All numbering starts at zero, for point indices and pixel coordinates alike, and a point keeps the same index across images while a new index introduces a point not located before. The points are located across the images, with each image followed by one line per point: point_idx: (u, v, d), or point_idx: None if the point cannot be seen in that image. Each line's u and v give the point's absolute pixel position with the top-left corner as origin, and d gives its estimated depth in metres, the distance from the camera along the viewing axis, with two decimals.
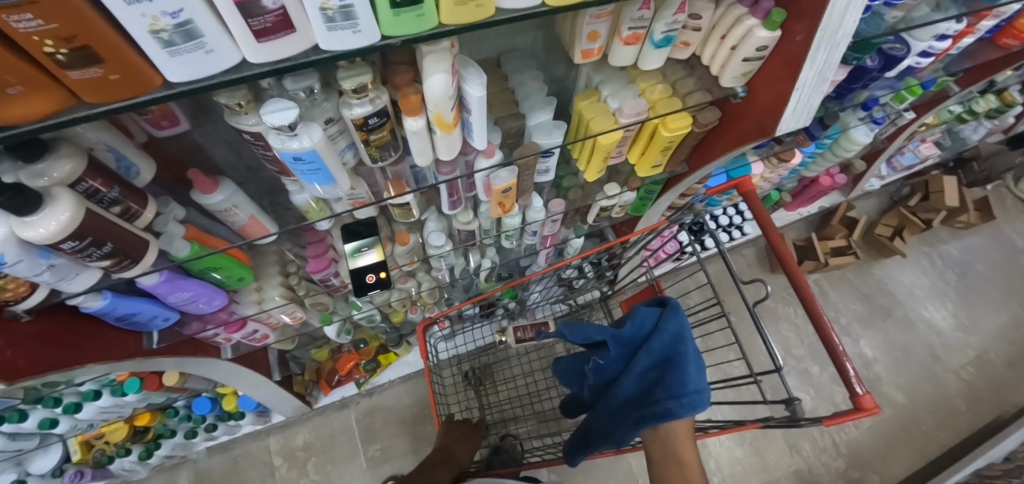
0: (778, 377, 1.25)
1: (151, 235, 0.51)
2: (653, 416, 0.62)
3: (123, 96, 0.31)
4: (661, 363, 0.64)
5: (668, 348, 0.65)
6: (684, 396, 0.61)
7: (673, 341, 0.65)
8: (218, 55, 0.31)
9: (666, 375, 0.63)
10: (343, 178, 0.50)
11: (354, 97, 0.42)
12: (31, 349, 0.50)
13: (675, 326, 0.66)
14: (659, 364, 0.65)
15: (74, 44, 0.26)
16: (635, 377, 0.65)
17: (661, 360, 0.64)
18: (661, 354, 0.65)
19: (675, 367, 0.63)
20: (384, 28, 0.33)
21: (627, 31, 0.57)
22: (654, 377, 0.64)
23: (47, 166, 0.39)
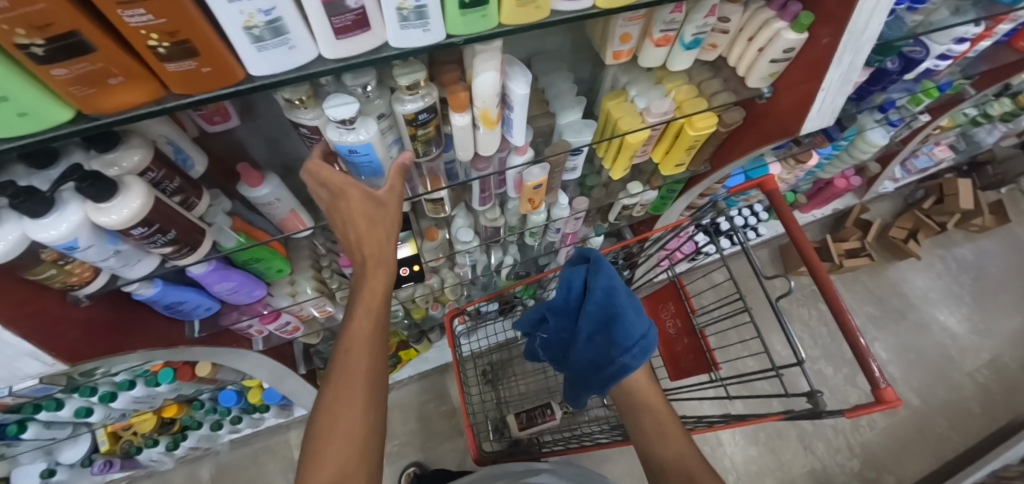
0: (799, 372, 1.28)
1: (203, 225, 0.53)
2: (613, 376, 0.61)
3: (207, 89, 0.34)
4: (603, 324, 0.62)
5: (605, 307, 0.62)
6: (635, 346, 0.60)
7: (607, 297, 0.62)
8: (298, 50, 0.33)
9: (611, 334, 0.61)
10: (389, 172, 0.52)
11: (407, 94, 0.45)
12: (88, 332, 0.53)
13: (605, 281, 0.62)
14: (602, 325, 0.62)
15: (176, 39, 0.28)
16: (584, 345, 0.64)
17: (602, 319, 0.62)
18: (599, 314, 0.62)
19: (617, 322, 0.61)
20: (450, 27, 0.35)
21: (658, 33, 0.59)
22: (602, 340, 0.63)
23: (117, 156, 0.42)
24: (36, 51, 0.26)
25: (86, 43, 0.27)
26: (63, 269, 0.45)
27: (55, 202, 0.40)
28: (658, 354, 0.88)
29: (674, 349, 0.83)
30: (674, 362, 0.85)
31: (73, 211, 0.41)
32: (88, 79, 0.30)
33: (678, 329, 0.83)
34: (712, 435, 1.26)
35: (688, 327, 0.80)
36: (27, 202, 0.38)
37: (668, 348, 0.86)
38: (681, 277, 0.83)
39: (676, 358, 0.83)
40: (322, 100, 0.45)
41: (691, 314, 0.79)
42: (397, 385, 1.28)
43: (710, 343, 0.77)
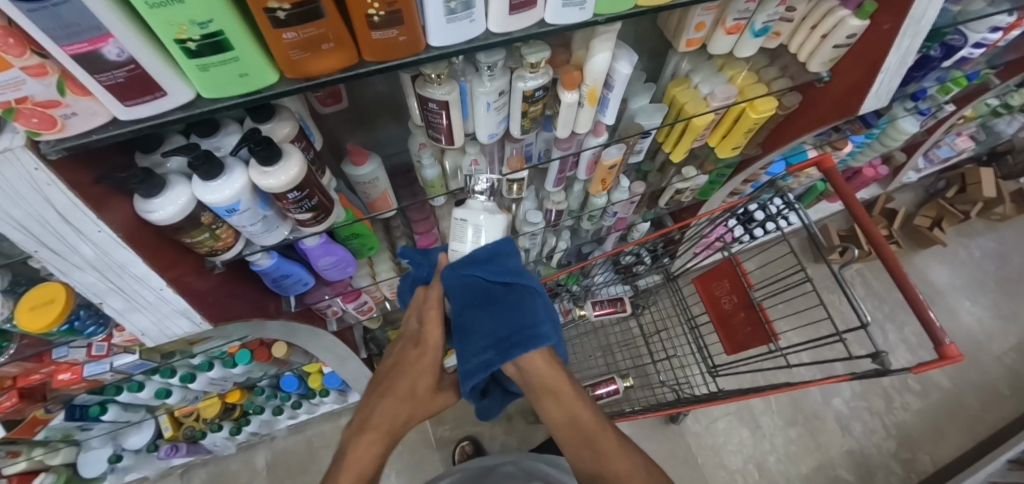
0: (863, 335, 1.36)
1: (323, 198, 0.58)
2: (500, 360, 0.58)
3: (391, 57, 0.38)
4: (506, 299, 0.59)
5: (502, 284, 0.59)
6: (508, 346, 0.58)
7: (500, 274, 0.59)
8: (475, 23, 0.37)
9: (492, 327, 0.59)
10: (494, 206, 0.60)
11: (529, 71, 0.50)
12: (218, 294, 0.58)
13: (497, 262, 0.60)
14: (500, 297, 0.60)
15: (392, 8, 0.33)
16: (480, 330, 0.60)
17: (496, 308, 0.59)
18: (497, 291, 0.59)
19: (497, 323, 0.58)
20: (599, 8, 0.40)
21: (732, 22, 0.64)
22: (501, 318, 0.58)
23: (273, 126, 0.47)
24: (280, 15, 0.30)
25: (319, 10, 0.31)
26: (214, 234, 0.50)
27: (224, 166, 0.45)
28: (714, 330, 0.92)
29: (732, 323, 0.87)
30: (730, 337, 0.89)
31: (238, 176, 0.45)
32: (307, 45, 0.34)
33: (734, 304, 0.87)
34: (751, 418, 1.29)
35: (745, 301, 0.84)
36: (205, 164, 0.43)
37: (724, 323, 0.90)
38: (735, 255, 0.88)
39: (734, 331, 0.88)
40: (453, 77, 0.49)
41: (747, 289, 0.84)
42: None
43: (768, 315, 0.81)
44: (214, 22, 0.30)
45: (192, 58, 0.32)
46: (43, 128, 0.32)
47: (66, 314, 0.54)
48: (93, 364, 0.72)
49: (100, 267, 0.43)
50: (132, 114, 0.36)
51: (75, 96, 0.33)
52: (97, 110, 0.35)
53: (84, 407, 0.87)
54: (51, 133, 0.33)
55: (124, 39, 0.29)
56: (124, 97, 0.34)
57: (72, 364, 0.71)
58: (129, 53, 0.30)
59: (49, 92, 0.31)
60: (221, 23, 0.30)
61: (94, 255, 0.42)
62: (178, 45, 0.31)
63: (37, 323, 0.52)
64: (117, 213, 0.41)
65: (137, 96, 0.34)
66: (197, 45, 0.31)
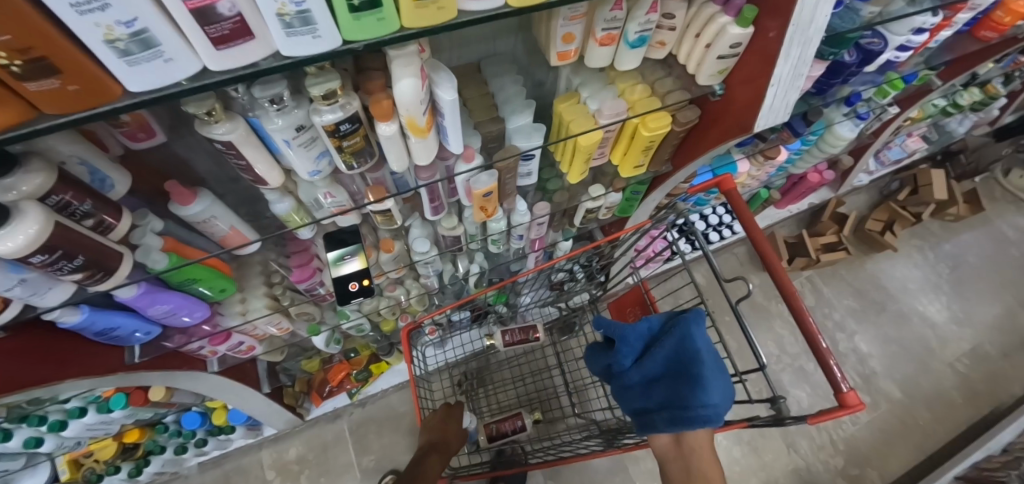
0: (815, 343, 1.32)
1: (126, 248, 0.51)
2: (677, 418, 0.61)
3: (83, 107, 0.31)
4: (664, 405, 0.64)
5: (675, 358, 0.65)
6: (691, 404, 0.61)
7: (691, 361, 0.62)
8: (177, 63, 0.31)
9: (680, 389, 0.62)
10: None
11: (324, 104, 0.42)
12: (13, 359, 0.51)
13: (691, 334, 0.64)
14: (678, 371, 0.63)
15: (29, 56, 0.26)
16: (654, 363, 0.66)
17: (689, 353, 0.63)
18: (690, 362, 0.63)
19: (689, 380, 0.61)
20: (344, 32, 0.33)
21: (601, 32, 0.57)
22: (643, 420, 0.67)
23: (14, 180, 0.39)
24: None
25: None
26: None
27: None
28: None
29: None
30: None
31: None
32: None
33: None
34: None
35: None
36: None
37: None
38: (646, 281, 0.81)
39: None
40: None
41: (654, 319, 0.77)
42: (367, 402, 1.22)
43: None
44: None
45: None
46: None
47: None
48: None
49: None
50: None
51: None
52: None
53: None
54: None
55: None
56: None
57: None
58: None
59: None
60: None
61: None
62: None
63: None
64: None
65: None
66: None
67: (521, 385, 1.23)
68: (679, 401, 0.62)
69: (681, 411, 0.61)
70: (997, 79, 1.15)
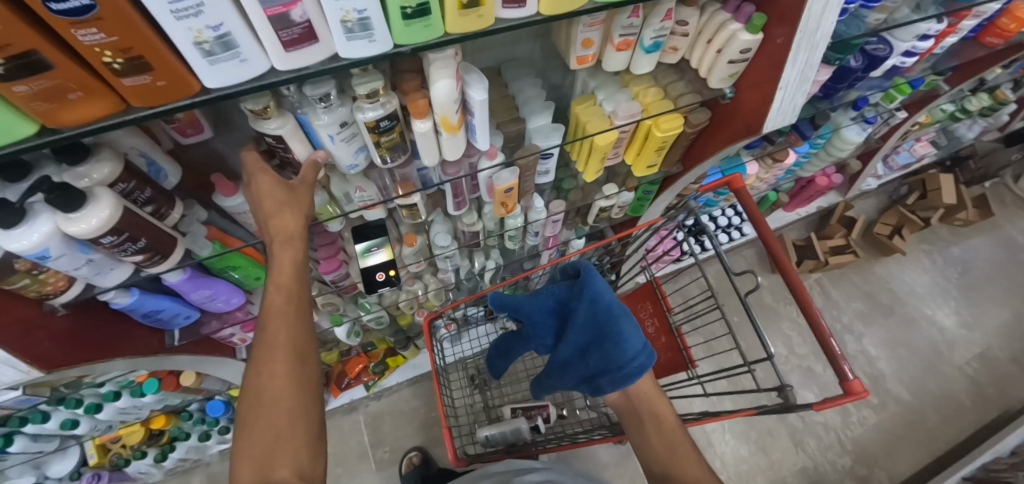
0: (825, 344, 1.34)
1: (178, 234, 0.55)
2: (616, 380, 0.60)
3: (165, 102, 0.35)
4: (603, 373, 0.61)
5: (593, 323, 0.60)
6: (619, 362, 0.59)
7: (607, 311, 0.59)
8: (251, 63, 0.35)
9: (605, 351, 0.59)
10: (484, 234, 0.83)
11: (367, 102, 0.46)
12: (69, 337, 0.55)
13: (597, 295, 0.60)
14: (599, 336, 0.60)
15: (129, 55, 0.30)
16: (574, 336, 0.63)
17: (611, 310, 0.60)
18: (607, 322, 0.59)
19: (610, 340, 0.58)
20: (396, 36, 0.36)
21: (618, 38, 0.61)
22: (591, 385, 0.65)
23: (89, 168, 0.44)
24: None
25: (43, 61, 0.29)
26: (36, 278, 0.47)
27: (27, 213, 0.42)
28: None
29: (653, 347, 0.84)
30: None
31: (44, 222, 0.42)
32: (47, 96, 0.31)
33: (656, 328, 0.84)
34: (702, 435, 1.26)
35: (665, 325, 0.81)
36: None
37: None
38: (658, 277, 0.85)
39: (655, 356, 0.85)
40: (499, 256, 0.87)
41: (667, 313, 0.81)
42: (382, 395, 1.25)
43: (685, 341, 0.79)
44: None
45: None
46: None
47: None
48: None
49: None
50: None
51: None
52: None
53: None
54: None
55: None
56: None
57: None
58: None
59: None
60: None
61: None
62: None
63: None
64: None
65: None
66: None
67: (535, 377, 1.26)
68: (612, 364, 0.59)
69: (614, 373, 0.59)
70: (1005, 85, 1.17)
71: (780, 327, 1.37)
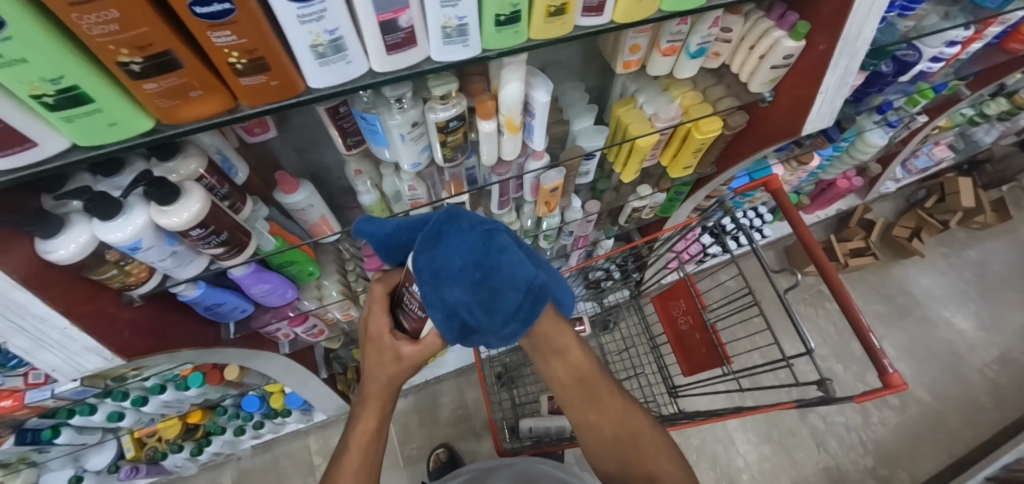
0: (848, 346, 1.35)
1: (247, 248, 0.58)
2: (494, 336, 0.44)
3: (272, 101, 0.38)
4: (470, 325, 0.43)
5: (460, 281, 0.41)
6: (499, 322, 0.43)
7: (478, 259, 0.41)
8: (354, 64, 0.37)
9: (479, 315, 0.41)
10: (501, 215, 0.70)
11: (439, 103, 0.49)
12: (141, 328, 0.57)
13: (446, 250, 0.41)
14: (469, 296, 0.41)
15: (253, 56, 0.32)
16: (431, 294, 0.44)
17: (489, 249, 0.42)
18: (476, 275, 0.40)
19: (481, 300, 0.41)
20: (486, 42, 0.39)
21: (666, 44, 0.63)
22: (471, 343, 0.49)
23: (177, 164, 0.46)
24: (134, 67, 0.30)
25: (176, 60, 0.31)
26: (123, 269, 0.49)
27: (123, 206, 0.44)
28: (672, 350, 0.91)
29: (687, 344, 0.87)
30: (688, 359, 0.88)
31: (138, 215, 0.45)
32: (172, 93, 0.34)
33: (690, 325, 0.86)
34: (724, 434, 1.27)
35: (699, 322, 0.83)
36: (100, 206, 0.42)
37: (680, 344, 0.89)
38: (691, 275, 0.87)
39: (690, 353, 0.87)
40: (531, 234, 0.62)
41: (702, 310, 0.83)
42: (409, 393, 1.27)
43: (720, 338, 0.81)
44: (66, 78, 0.30)
45: (54, 111, 0.32)
46: None
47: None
48: (35, 390, 0.72)
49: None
50: (6, 165, 0.35)
51: None
52: None
53: (35, 431, 0.86)
54: None
55: None
56: None
57: (12, 391, 0.71)
58: None
59: None
60: (75, 77, 0.30)
61: None
62: (34, 100, 0.31)
63: None
64: (15, 256, 0.41)
65: (5, 148, 0.33)
66: (54, 99, 0.31)
67: None
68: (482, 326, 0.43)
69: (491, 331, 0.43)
70: None
71: (802, 328, 1.38)
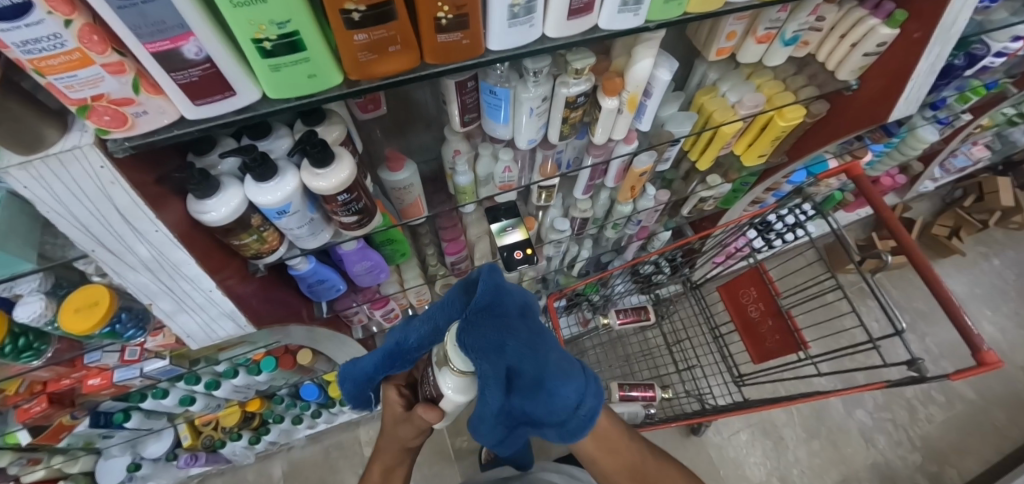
0: (896, 342, 1.35)
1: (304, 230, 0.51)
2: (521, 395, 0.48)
3: (451, 61, 0.39)
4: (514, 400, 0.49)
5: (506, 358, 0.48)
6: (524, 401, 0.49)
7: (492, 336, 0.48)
8: (533, 27, 0.38)
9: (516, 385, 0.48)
10: (517, 124, 0.56)
11: (573, 78, 0.51)
12: (257, 297, 0.57)
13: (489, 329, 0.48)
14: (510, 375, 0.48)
15: (460, 12, 0.34)
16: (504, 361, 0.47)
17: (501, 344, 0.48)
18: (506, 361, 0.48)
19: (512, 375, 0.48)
20: (651, 14, 0.41)
21: (763, 31, 0.65)
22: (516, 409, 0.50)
23: (324, 130, 0.47)
24: (355, 16, 0.31)
25: (392, 12, 0.32)
26: (261, 236, 0.50)
27: (278, 169, 0.45)
28: (740, 338, 0.92)
29: (758, 332, 0.87)
30: (759, 346, 0.88)
31: (290, 179, 0.46)
32: (375, 47, 0.35)
33: (761, 312, 0.87)
34: (773, 429, 1.28)
35: (773, 309, 0.84)
36: (261, 167, 0.43)
37: (751, 332, 0.90)
38: (762, 263, 0.88)
39: (761, 340, 0.87)
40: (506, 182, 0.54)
41: (776, 296, 0.83)
42: None
43: (796, 324, 0.81)
44: (292, 23, 0.31)
45: (266, 58, 0.33)
46: (115, 125, 0.33)
47: (108, 317, 0.54)
48: (123, 369, 0.71)
49: (154, 268, 0.44)
50: (199, 114, 0.37)
51: (148, 95, 0.34)
52: (167, 109, 0.36)
53: (108, 414, 0.86)
54: (120, 131, 0.34)
55: (203, 38, 0.31)
56: (195, 96, 0.35)
57: (102, 369, 0.71)
58: (206, 52, 0.32)
59: (126, 89, 0.32)
60: (298, 24, 0.31)
61: (150, 255, 0.43)
62: (254, 45, 0.32)
63: (80, 326, 0.52)
64: (173, 213, 0.42)
65: (208, 95, 0.35)
66: (273, 44, 0.32)
67: (619, 370, 1.25)
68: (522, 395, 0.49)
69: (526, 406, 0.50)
70: None
71: (845, 324, 1.39)
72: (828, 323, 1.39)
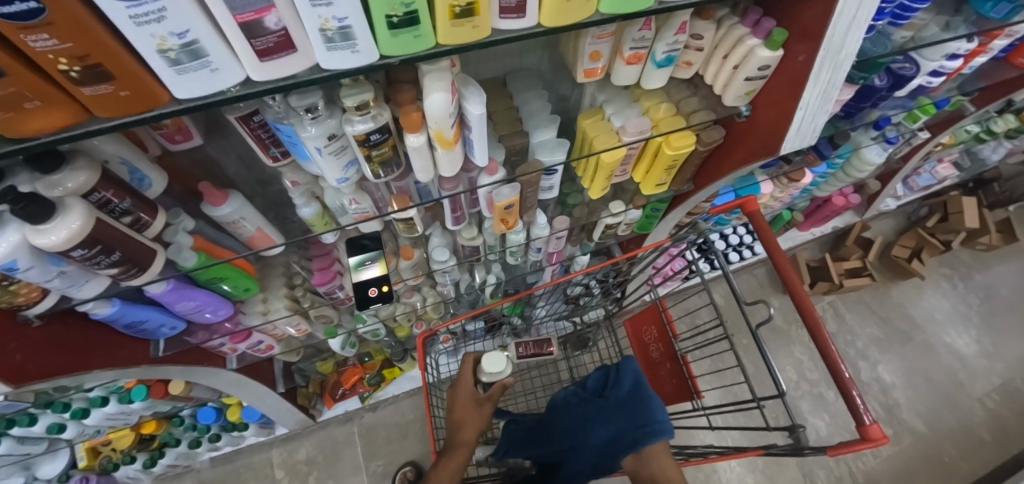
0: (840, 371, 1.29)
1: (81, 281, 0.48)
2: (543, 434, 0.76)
3: (129, 112, 0.33)
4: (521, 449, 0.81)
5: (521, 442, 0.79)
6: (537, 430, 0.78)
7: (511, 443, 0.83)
8: (222, 72, 0.32)
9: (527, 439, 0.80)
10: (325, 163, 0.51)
11: (356, 114, 0.44)
12: (35, 349, 0.51)
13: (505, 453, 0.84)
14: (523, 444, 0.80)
15: (87, 62, 0.27)
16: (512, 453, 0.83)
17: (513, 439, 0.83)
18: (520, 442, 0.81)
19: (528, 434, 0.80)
20: (383, 47, 0.35)
21: (629, 51, 0.57)
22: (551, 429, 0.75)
23: (62, 177, 0.40)
24: None
25: None
26: (6, 290, 0.44)
27: None
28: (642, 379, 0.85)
29: (658, 372, 0.80)
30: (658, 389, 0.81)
31: (11, 232, 0.40)
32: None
33: (661, 354, 0.80)
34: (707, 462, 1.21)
35: (670, 351, 0.77)
36: None
37: (651, 372, 0.83)
38: (664, 300, 0.81)
39: (660, 382, 0.80)
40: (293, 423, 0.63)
41: (672, 339, 0.76)
42: (379, 406, 1.24)
43: (691, 369, 0.75)
44: None
45: None
46: None
47: None
48: None
49: None
50: None
51: None
52: None
53: None
54: None
55: None
56: None
57: None
58: None
59: None
60: None
61: None
62: None
63: None
64: None
65: None
66: None
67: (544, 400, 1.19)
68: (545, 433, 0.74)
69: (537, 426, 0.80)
70: None
71: (791, 351, 1.32)
72: (773, 348, 1.32)
